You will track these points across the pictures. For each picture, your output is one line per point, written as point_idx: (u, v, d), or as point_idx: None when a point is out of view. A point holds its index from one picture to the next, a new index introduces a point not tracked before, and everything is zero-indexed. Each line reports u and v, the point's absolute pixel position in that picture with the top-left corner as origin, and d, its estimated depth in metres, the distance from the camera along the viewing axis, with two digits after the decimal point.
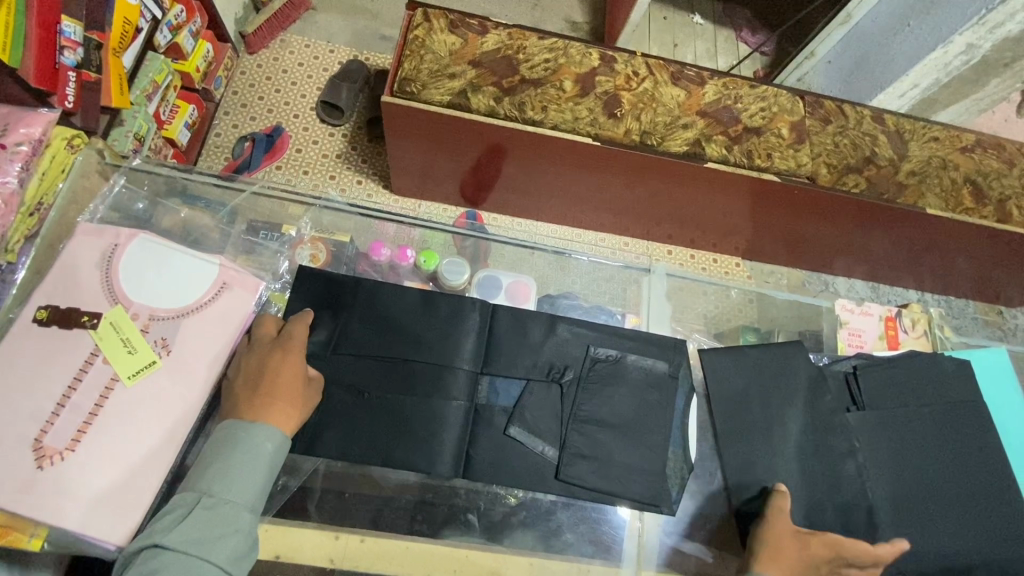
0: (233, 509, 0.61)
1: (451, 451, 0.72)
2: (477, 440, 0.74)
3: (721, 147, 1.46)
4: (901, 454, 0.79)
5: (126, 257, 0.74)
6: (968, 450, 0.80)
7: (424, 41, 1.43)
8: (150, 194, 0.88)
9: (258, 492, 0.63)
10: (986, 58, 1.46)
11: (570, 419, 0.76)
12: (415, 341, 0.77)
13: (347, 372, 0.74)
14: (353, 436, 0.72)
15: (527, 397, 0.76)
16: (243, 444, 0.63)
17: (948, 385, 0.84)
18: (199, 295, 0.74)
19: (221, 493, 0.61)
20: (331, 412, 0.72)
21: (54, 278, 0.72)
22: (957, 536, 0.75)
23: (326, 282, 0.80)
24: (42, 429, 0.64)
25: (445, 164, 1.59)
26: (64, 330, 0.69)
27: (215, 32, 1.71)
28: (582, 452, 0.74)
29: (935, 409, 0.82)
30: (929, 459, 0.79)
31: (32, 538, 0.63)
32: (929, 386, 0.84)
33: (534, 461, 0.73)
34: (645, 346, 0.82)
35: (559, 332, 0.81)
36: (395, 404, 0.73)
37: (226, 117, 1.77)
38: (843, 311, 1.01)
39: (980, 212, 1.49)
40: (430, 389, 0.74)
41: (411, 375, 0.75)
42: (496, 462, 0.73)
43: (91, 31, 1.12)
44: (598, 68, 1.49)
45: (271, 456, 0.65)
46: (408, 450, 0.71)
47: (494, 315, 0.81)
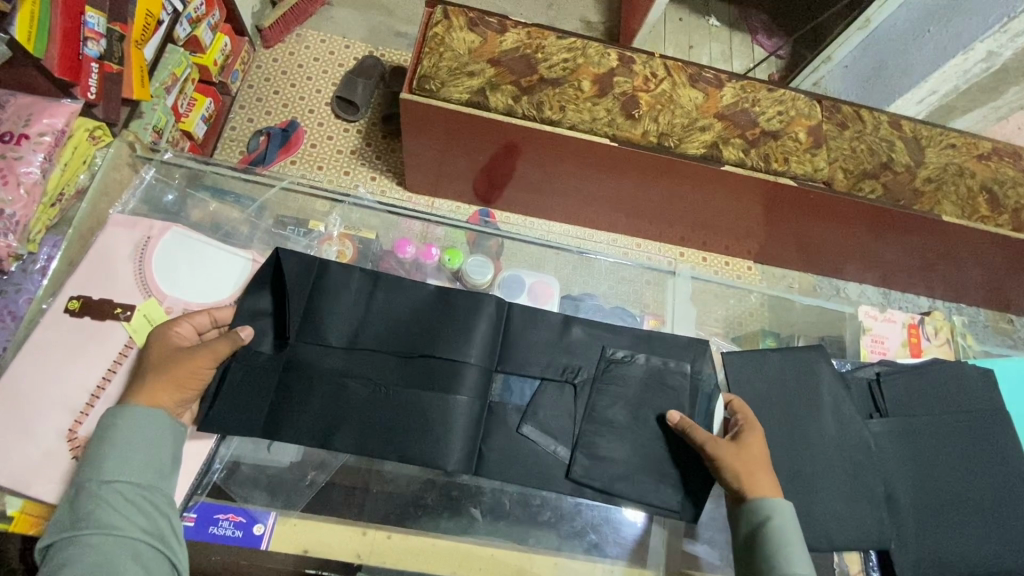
0: (127, 489, 0.58)
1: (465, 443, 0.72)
2: (490, 436, 0.74)
3: (738, 150, 1.45)
4: (923, 460, 0.79)
5: (159, 251, 0.75)
6: (991, 459, 0.80)
7: (443, 39, 1.43)
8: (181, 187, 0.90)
9: (153, 471, 0.61)
10: (1006, 66, 1.45)
11: (585, 419, 0.76)
12: (431, 335, 0.76)
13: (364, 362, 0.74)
14: (370, 429, 0.71)
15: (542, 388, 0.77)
16: (121, 428, 0.61)
17: (970, 392, 0.84)
18: (231, 293, 0.76)
19: (106, 477, 0.58)
20: (349, 405, 0.72)
21: (87, 268, 0.72)
22: (977, 544, 0.75)
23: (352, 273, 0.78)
24: (77, 420, 0.64)
25: (459, 161, 1.59)
26: (98, 322, 0.69)
27: (233, 26, 1.71)
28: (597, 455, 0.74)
29: (956, 417, 0.82)
30: (950, 466, 0.79)
31: None
32: (950, 393, 0.84)
33: (544, 461, 0.74)
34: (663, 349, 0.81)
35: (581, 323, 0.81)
36: (409, 398, 0.73)
37: (242, 111, 1.77)
38: (866, 317, 1.00)
39: (996, 220, 1.49)
40: (445, 384, 0.74)
41: (427, 370, 0.74)
42: (509, 460, 0.73)
43: (113, 22, 1.12)
44: (616, 68, 1.49)
45: (159, 436, 0.62)
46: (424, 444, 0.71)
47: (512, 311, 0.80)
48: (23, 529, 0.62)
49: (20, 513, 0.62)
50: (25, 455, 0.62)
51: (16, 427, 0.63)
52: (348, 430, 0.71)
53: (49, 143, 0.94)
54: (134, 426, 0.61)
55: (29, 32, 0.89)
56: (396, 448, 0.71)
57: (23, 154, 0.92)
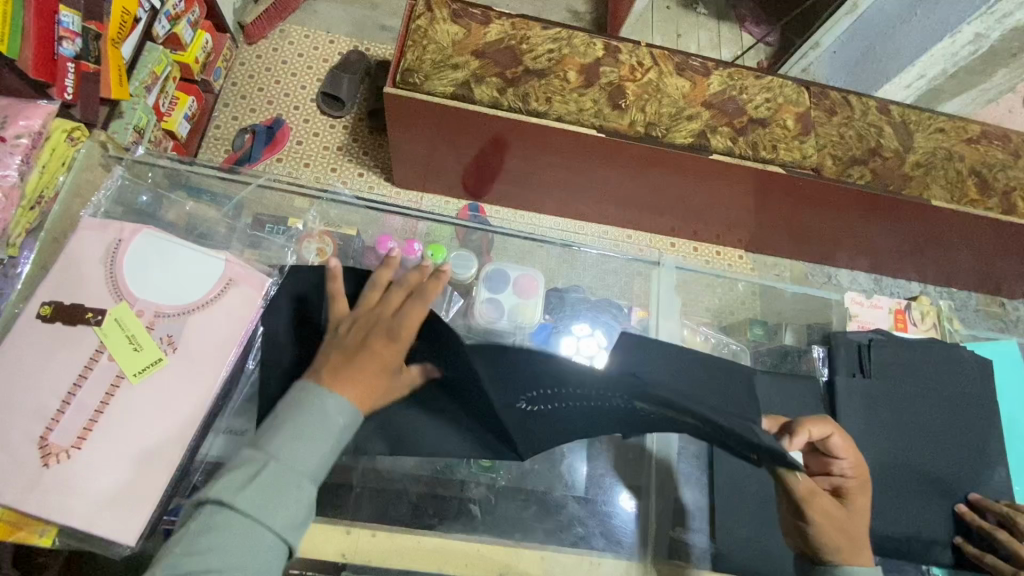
0: (293, 474, 0.56)
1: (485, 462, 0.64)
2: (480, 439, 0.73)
3: (726, 139, 1.45)
4: (904, 440, 0.81)
5: (130, 252, 0.73)
6: (966, 439, 0.83)
7: (426, 31, 1.41)
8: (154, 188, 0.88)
9: (321, 460, 0.58)
10: (994, 48, 1.44)
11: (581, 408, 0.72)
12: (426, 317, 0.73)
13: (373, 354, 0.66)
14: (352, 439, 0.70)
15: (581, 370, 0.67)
16: (322, 406, 0.58)
17: (956, 372, 0.86)
18: (204, 293, 0.72)
19: (284, 454, 0.56)
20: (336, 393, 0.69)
21: (59, 272, 0.70)
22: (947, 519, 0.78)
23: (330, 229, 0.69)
24: (48, 427, 0.63)
25: (447, 156, 1.58)
26: (68, 327, 0.68)
27: (213, 22, 1.69)
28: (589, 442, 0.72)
29: (938, 394, 0.84)
30: (926, 446, 0.81)
31: (42, 535, 0.62)
32: (936, 374, 0.85)
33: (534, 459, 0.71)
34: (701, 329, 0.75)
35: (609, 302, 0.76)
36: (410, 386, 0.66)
37: (226, 109, 1.75)
38: (852, 304, 1.01)
39: (986, 204, 1.49)
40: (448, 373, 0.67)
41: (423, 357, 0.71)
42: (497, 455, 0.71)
43: (89, 20, 1.10)
44: (602, 58, 1.48)
45: (337, 427, 0.59)
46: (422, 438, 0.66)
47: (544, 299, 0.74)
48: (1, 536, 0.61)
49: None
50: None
51: None
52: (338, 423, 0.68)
53: (26, 146, 0.93)
54: (322, 408, 0.58)
55: None
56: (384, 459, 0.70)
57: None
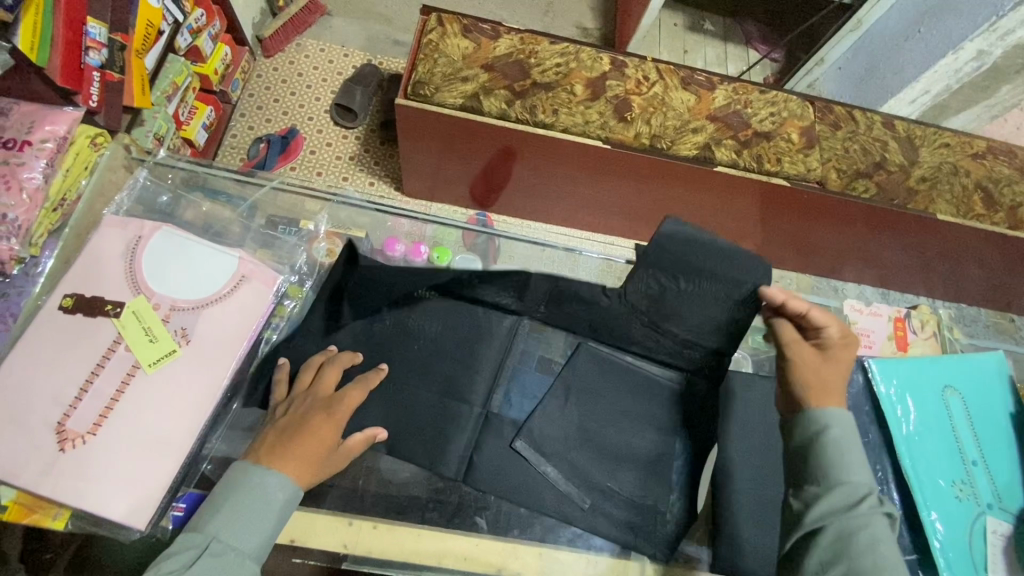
0: (233, 558, 0.57)
1: (489, 476, 0.77)
2: (481, 446, 0.78)
3: (730, 151, 1.47)
4: (922, 454, 0.74)
5: (149, 248, 0.75)
6: (1003, 452, 0.75)
7: (437, 45, 1.45)
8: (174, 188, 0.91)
9: (264, 541, 0.60)
10: (997, 65, 1.44)
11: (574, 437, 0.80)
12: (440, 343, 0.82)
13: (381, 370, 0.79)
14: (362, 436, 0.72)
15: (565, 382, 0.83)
16: (261, 481, 0.60)
17: (977, 379, 0.79)
18: (218, 288, 0.75)
19: (228, 538, 0.58)
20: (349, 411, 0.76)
21: (80, 267, 0.73)
22: (994, 554, 0.69)
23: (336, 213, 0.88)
24: (65, 413, 0.65)
25: (456, 167, 1.62)
26: (88, 318, 0.70)
27: (233, 35, 1.75)
28: (568, 460, 0.78)
29: (953, 396, 0.77)
30: (954, 462, 0.73)
31: (56, 518, 0.64)
32: (953, 379, 0.79)
33: (520, 482, 0.77)
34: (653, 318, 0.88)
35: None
36: (410, 398, 0.79)
37: (243, 119, 1.80)
38: (851, 311, 0.97)
39: (992, 218, 1.50)
40: (452, 391, 0.80)
41: (431, 370, 0.81)
42: (487, 480, 0.76)
43: (114, 32, 1.15)
44: (609, 72, 1.51)
45: (278, 506, 0.60)
46: (425, 453, 0.77)
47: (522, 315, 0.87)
48: (16, 518, 0.63)
49: (14, 502, 0.63)
50: (16, 446, 0.64)
51: (6, 419, 0.65)
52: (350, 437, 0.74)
53: (51, 150, 0.96)
54: (255, 483, 0.60)
55: (29, 42, 0.92)
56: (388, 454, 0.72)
57: (25, 159, 0.94)
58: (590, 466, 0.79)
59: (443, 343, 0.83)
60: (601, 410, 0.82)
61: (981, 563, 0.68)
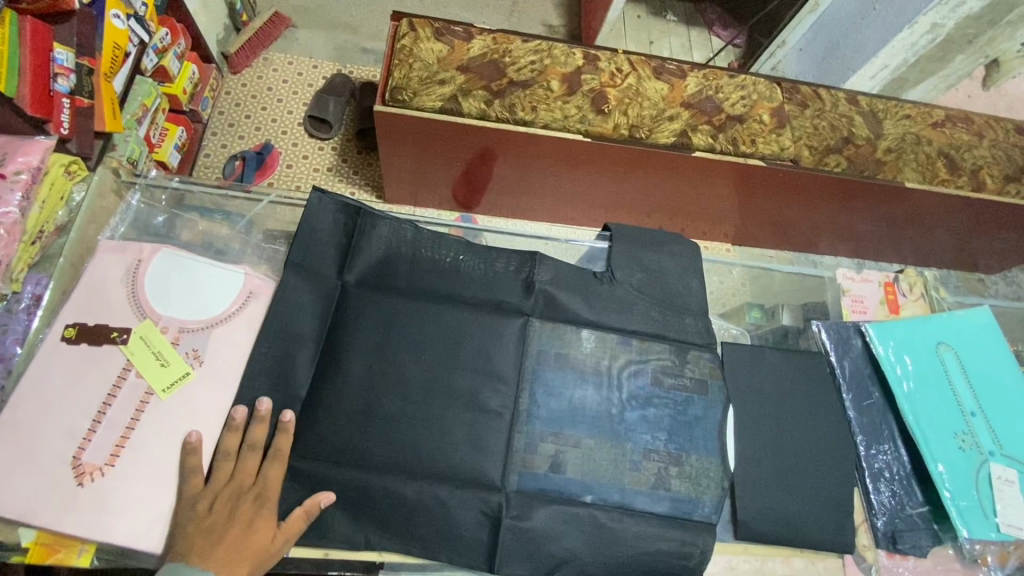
0: None
1: (540, 485, 0.71)
2: (515, 457, 0.71)
3: (707, 136, 1.50)
4: (925, 409, 0.76)
5: (151, 271, 0.73)
6: (998, 400, 0.78)
7: (411, 50, 1.45)
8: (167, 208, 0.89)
9: None
10: (950, 36, 1.51)
11: (608, 430, 0.74)
12: (456, 345, 0.75)
13: (393, 389, 0.72)
14: (393, 453, 0.70)
15: (589, 377, 0.76)
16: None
17: (968, 333, 0.82)
18: (226, 306, 0.73)
19: None
20: (375, 428, 0.70)
21: (81, 295, 0.71)
22: (1001, 498, 0.71)
23: (311, 228, 0.78)
24: (80, 446, 0.64)
25: (437, 171, 1.63)
26: (93, 347, 0.68)
27: (199, 53, 1.71)
28: (600, 455, 0.73)
29: (947, 350, 0.80)
30: (955, 414, 0.76)
31: (80, 555, 0.62)
32: (945, 335, 0.82)
33: (563, 489, 0.71)
34: (660, 292, 0.82)
35: (583, 289, 0.81)
36: (434, 407, 0.72)
37: (215, 137, 1.77)
38: (843, 279, 0.94)
39: (957, 182, 1.57)
40: (472, 398, 0.73)
41: (451, 376, 0.74)
42: (529, 492, 0.70)
43: (81, 57, 1.12)
44: (583, 67, 1.53)
45: None
46: (464, 464, 0.70)
47: (532, 313, 0.79)
48: (39, 558, 0.62)
49: (35, 543, 0.62)
50: (32, 485, 0.62)
51: (19, 458, 0.62)
52: (372, 448, 0.69)
53: (26, 181, 0.93)
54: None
55: None
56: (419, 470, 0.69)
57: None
58: (631, 462, 0.73)
59: (452, 347, 0.75)
60: (630, 403, 0.75)
61: (992, 509, 0.71)
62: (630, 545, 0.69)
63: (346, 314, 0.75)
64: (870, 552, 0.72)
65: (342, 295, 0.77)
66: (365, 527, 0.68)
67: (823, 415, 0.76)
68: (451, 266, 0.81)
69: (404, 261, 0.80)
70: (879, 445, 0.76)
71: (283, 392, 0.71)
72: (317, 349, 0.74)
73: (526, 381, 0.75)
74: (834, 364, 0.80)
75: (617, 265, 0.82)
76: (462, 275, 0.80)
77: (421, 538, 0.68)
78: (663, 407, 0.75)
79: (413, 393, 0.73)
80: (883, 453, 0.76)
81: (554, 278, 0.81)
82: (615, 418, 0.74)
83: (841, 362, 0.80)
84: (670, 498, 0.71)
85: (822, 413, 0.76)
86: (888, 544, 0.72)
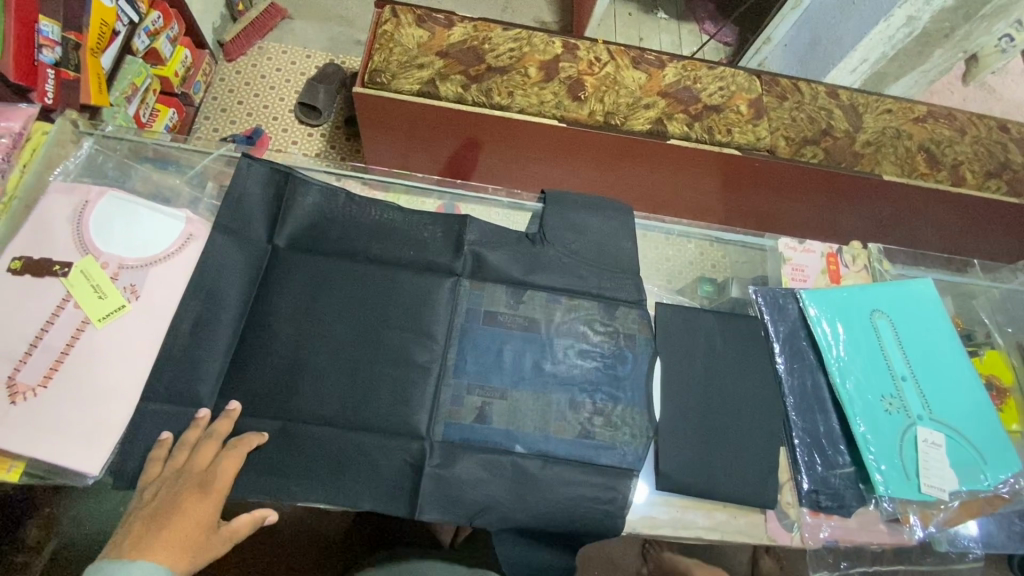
0: None
1: (464, 435, 0.73)
2: (445, 405, 0.74)
3: (682, 124, 1.52)
4: (855, 374, 0.78)
5: (96, 212, 0.76)
6: (930, 368, 0.79)
7: (392, 36, 1.49)
8: (124, 158, 0.92)
9: None
10: (928, 30, 1.51)
11: (537, 383, 0.77)
12: (394, 299, 0.78)
13: (321, 344, 0.75)
14: (325, 398, 0.72)
15: (516, 334, 0.79)
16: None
17: (906, 302, 0.83)
18: (166, 247, 0.76)
19: None
20: (312, 376, 0.73)
21: (28, 230, 0.74)
22: (925, 462, 0.73)
23: (247, 184, 0.81)
24: (15, 367, 0.67)
25: (419, 155, 1.67)
26: (34, 278, 0.71)
27: (193, 39, 1.77)
28: (528, 408, 0.75)
29: (882, 318, 0.81)
30: (884, 379, 0.77)
31: (11, 469, 0.65)
32: (881, 304, 0.82)
33: (494, 438, 0.73)
34: (595, 256, 0.84)
35: (518, 251, 0.83)
36: (370, 357, 0.75)
37: (206, 121, 1.82)
38: (786, 249, 0.94)
39: (936, 176, 1.56)
40: (406, 349, 0.76)
41: (388, 328, 0.77)
42: (460, 443, 0.72)
43: (68, 31, 1.18)
44: (561, 55, 1.56)
45: None
46: (393, 408, 0.73)
47: (461, 273, 0.81)
48: None
49: None
50: None
51: None
52: (307, 393, 0.72)
53: None
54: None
55: None
56: (349, 415, 0.72)
57: None
58: (561, 415, 0.75)
59: (390, 301, 0.78)
60: (560, 361, 0.78)
61: (915, 471, 0.72)
62: (554, 491, 0.71)
63: (277, 271, 0.78)
64: (793, 510, 0.73)
65: (272, 257, 0.79)
66: (289, 470, 0.69)
67: (748, 378, 0.78)
68: (394, 226, 0.83)
69: (350, 221, 0.83)
70: (808, 408, 0.78)
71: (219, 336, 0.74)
72: (262, 300, 0.77)
73: (459, 336, 0.78)
74: (767, 328, 0.82)
75: (554, 229, 0.84)
76: (397, 235, 0.83)
77: (348, 480, 0.70)
78: (592, 360, 0.78)
79: (343, 345, 0.75)
80: (811, 416, 0.77)
81: (480, 238, 0.83)
82: (545, 371, 0.77)
83: (775, 326, 0.82)
84: (595, 448, 0.74)
85: (748, 375, 0.78)
86: (812, 504, 0.73)
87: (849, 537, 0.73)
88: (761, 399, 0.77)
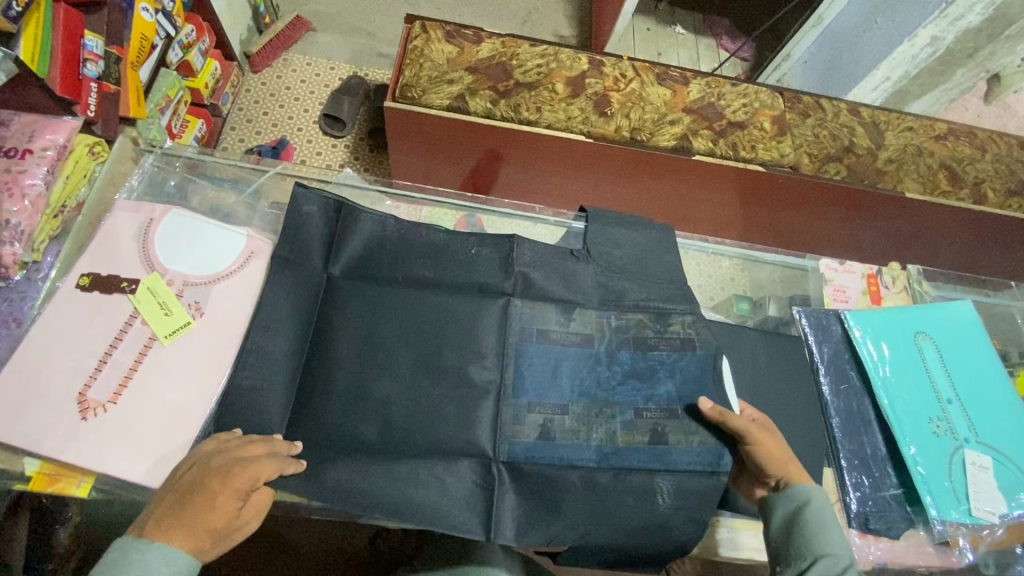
0: None
1: (525, 455, 0.74)
2: (498, 422, 0.75)
3: (707, 140, 1.54)
4: (902, 395, 0.79)
5: (161, 230, 0.79)
6: (976, 390, 0.80)
7: (422, 51, 1.51)
8: (183, 174, 0.94)
9: None
10: (951, 50, 1.53)
11: (586, 401, 0.78)
12: (449, 318, 0.79)
13: (375, 361, 0.76)
14: (379, 415, 0.73)
15: (572, 351, 0.80)
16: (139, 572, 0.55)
17: (950, 325, 0.84)
18: (228, 264, 0.78)
19: None
20: (368, 392, 0.74)
21: (96, 248, 0.77)
22: (973, 484, 0.73)
23: (304, 207, 0.82)
24: (86, 383, 0.69)
25: (444, 167, 1.68)
26: (104, 295, 0.74)
27: (222, 52, 1.80)
28: (578, 426, 0.76)
29: (926, 340, 0.83)
30: (930, 401, 0.78)
31: (80, 485, 0.67)
32: (925, 326, 0.84)
33: (552, 458, 0.74)
34: (640, 279, 0.85)
35: (563, 270, 0.84)
36: (425, 374, 0.76)
37: (233, 132, 1.85)
38: (827, 268, 0.96)
39: (958, 194, 1.57)
40: (459, 367, 0.77)
41: (442, 346, 0.78)
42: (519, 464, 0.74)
43: (110, 46, 1.19)
44: (587, 71, 1.58)
45: None
46: (446, 425, 0.74)
47: (512, 292, 0.82)
48: (39, 488, 0.67)
49: (38, 473, 0.67)
50: (40, 415, 0.67)
51: (27, 390, 0.68)
52: (364, 409, 0.73)
53: (52, 157, 0.98)
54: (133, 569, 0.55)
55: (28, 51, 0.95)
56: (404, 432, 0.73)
57: (27, 167, 0.96)
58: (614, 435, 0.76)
59: (443, 318, 0.79)
60: (608, 379, 0.79)
61: (964, 493, 0.73)
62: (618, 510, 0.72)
63: (331, 287, 0.80)
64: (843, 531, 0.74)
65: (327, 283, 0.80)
66: (344, 487, 0.70)
67: (792, 399, 0.79)
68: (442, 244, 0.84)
69: (400, 239, 0.83)
70: (855, 429, 0.79)
71: (276, 351, 0.74)
72: (317, 315, 0.78)
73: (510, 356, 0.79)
74: (812, 349, 0.83)
75: (599, 248, 0.85)
76: (446, 253, 0.84)
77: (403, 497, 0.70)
78: (641, 380, 0.79)
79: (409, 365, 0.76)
80: (859, 438, 0.78)
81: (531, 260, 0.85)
82: (594, 391, 0.78)
83: (819, 347, 0.84)
84: (663, 455, 0.75)
85: (792, 395, 0.79)
86: (862, 525, 0.74)
87: (899, 559, 0.73)
88: (806, 420, 0.78)
